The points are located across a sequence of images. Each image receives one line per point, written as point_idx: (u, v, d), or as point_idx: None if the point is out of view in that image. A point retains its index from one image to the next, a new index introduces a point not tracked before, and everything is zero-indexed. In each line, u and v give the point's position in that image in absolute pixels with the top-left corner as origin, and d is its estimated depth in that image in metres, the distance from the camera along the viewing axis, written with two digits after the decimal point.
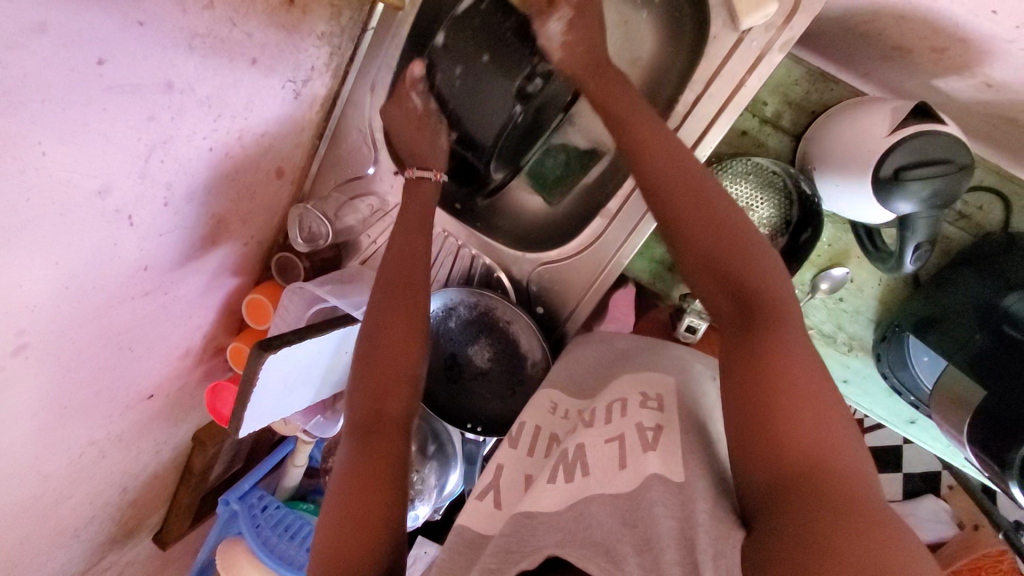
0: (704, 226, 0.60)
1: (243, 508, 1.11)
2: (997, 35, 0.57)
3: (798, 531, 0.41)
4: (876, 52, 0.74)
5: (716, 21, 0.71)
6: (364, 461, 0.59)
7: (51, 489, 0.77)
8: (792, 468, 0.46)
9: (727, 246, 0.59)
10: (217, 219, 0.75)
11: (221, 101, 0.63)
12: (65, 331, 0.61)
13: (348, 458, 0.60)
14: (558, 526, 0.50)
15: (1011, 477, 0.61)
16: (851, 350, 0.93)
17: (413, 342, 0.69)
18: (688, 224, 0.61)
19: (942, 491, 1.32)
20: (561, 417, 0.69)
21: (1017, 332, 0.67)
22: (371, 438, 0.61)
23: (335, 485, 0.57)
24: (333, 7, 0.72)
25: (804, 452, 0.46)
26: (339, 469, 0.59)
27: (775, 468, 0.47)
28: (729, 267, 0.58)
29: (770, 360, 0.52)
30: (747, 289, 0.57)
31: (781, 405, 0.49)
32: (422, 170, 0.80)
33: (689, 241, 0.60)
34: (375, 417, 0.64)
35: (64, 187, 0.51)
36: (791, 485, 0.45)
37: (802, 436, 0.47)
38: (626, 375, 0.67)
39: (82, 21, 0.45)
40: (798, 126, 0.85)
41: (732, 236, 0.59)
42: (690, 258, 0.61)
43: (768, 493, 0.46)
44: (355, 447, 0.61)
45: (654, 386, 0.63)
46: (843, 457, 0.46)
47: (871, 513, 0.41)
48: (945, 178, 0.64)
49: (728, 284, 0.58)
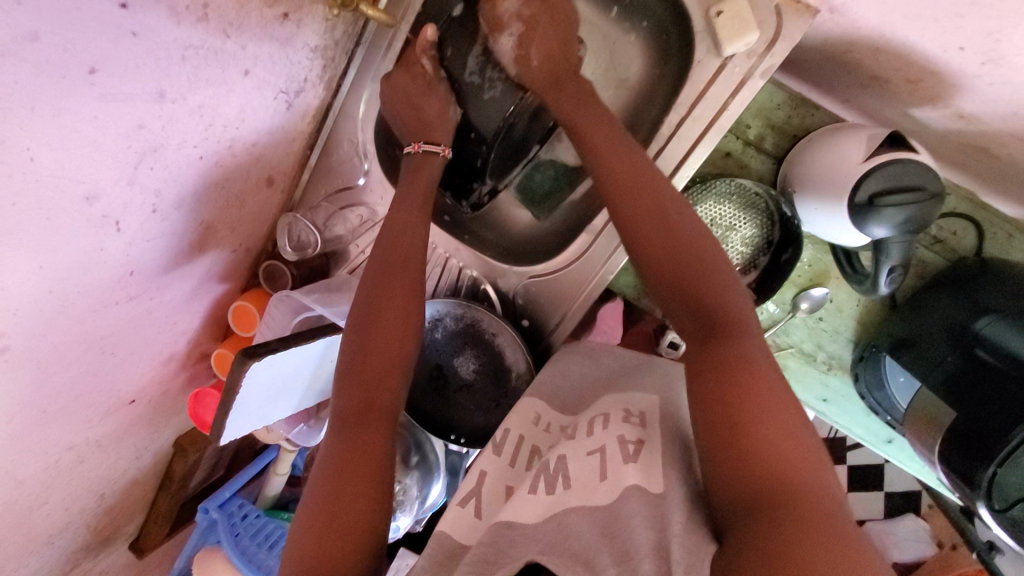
0: (667, 253, 0.62)
1: (222, 517, 1.10)
2: (967, 70, 0.60)
3: (772, 543, 0.42)
4: (854, 81, 0.77)
5: (700, 47, 0.73)
6: (351, 462, 0.58)
7: (27, 494, 0.76)
8: (763, 482, 0.46)
9: (699, 284, 0.60)
10: (206, 226, 0.75)
11: (213, 110, 0.64)
12: (47, 336, 0.61)
13: (334, 457, 0.59)
14: (537, 536, 0.51)
15: (979, 498, 0.63)
16: (830, 369, 0.95)
17: (405, 346, 0.69)
18: (661, 260, 0.62)
19: (921, 509, 1.33)
20: (545, 430, 0.70)
21: (988, 355, 0.69)
22: (357, 436, 0.61)
23: (320, 485, 0.57)
24: (327, 22, 0.73)
25: (778, 463, 0.47)
26: (324, 468, 0.58)
27: (749, 478, 0.47)
28: (705, 306, 0.59)
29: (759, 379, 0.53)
30: (710, 315, 0.58)
31: (758, 420, 0.49)
32: (430, 144, 0.80)
33: (652, 267, 0.62)
34: (362, 415, 0.63)
35: (52, 192, 0.51)
36: (764, 497, 0.46)
37: (782, 452, 0.48)
38: (611, 393, 0.67)
39: (75, 30, 0.45)
40: (780, 149, 0.88)
41: (695, 262, 0.61)
42: (667, 293, 0.61)
43: (742, 507, 0.47)
44: (341, 446, 0.60)
45: (638, 403, 0.64)
46: (808, 471, 0.47)
47: (837, 530, 0.42)
48: (917, 205, 0.66)
49: (696, 312, 0.59)
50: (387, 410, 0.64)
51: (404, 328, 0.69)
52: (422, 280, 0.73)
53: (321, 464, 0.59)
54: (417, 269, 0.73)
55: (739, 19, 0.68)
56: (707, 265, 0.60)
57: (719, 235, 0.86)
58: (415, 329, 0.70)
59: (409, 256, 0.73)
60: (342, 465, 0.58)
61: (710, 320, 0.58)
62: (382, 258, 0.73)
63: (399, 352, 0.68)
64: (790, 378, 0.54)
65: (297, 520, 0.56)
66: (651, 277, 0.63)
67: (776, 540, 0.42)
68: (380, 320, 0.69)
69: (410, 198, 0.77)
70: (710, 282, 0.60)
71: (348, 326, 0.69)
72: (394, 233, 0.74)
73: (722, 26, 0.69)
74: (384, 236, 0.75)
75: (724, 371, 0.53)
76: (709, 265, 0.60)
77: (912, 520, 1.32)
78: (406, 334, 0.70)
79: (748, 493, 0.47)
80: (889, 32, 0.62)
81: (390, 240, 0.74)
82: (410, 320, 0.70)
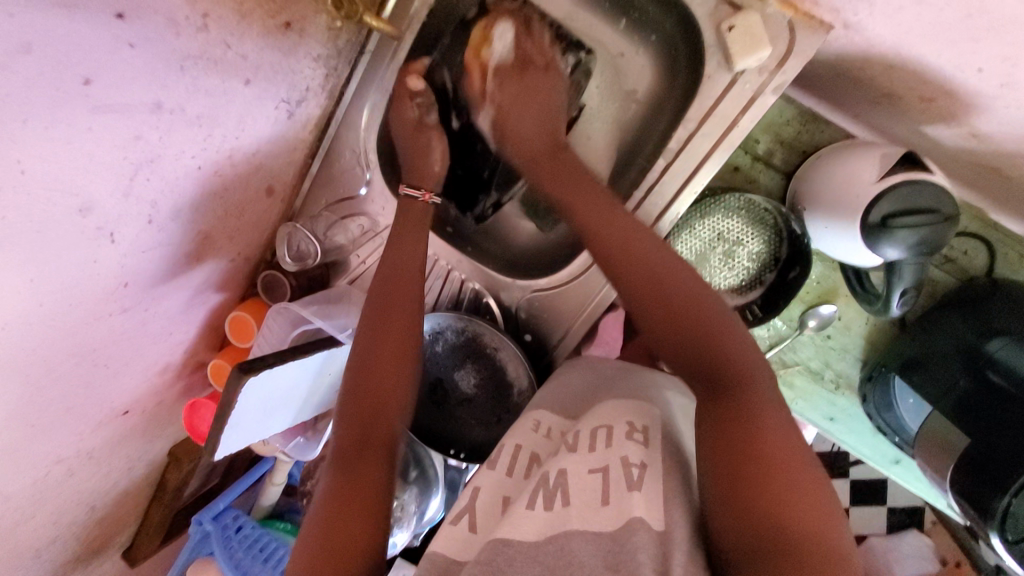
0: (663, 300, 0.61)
1: (217, 529, 1.08)
2: (984, 91, 0.58)
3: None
4: (865, 98, 0.76)
5: (711, 62, 0.72)
6: (349, 489, 0.56)
7: (15, 507, 0.74)
8: (760, 525, 0.46)
9: (687, 324, 0.60)
10: (204, 236, 0.74)
11: (212, 120, 0.62)
12: (36, 350, 0.59)
13: (334, 485, 0.57)
14: (537, 557, 0.49)
15: (992, 527, 0.61)
16: (838, 388, 0.93)
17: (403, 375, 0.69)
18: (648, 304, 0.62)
19: (925, 527, 1.36)
20: (545, 437, 0.69)
21: (998, 376, 0.68)
22: (357, 465, 0.59)
23: (318, 513, 0.55)
24: (332, 32, 0.72)
25: (779, 502, 0.47)
26: (323, 497, 0.56)
27: (748, 519, 0.47)
28: (696, 348, 0.59)
29: (733, 415, 0.54)
30: (709, 364, 0.59)
31: (774, 473, 0.49)
32: (412, 189, 0.80)
33: (638, 310, 0.63)
34: (361, 445, 0.61)
35: (46, 206, 0.50)
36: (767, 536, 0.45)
37: (773, 491, 0.47)
38: (610, 405, 0.67)
39: (71, 43, 0.44)
40: (789, 164, 0.86)
41: (692, 314, 0.60)
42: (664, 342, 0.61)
43: (742, 550, 0.46)
44: (341, 475, 0.58)
45: (643, 418, 0.64)
46: (813, 504, 0.47)
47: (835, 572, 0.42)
48: (931, 227, 0.65)
49: (693, 361, 0.60)
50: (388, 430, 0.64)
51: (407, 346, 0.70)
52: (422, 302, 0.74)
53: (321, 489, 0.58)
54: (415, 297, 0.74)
55: (751, 34, 0.67)
56: (699, 304, 0.61)
57: (726, 249, 0.85)
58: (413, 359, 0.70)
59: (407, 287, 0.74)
60: (345, 485, 0.57)
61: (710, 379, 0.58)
62: (386, 279, 0.74)
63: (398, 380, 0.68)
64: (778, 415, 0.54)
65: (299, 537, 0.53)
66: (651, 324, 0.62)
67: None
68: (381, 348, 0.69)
69: None
70: (700, 317, 0.60)
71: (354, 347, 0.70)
72: (399, 259, 0.76)
73: (732, 42, 0.68)
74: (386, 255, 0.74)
75: (728, 440, 0.53)
76: (686, 287, 0.61)
77: (914, 535, 1.34)
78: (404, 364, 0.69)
79: (745, 531, 0.46)
80: (905, 51, 0.60)
81: (397, 259, 0.76)
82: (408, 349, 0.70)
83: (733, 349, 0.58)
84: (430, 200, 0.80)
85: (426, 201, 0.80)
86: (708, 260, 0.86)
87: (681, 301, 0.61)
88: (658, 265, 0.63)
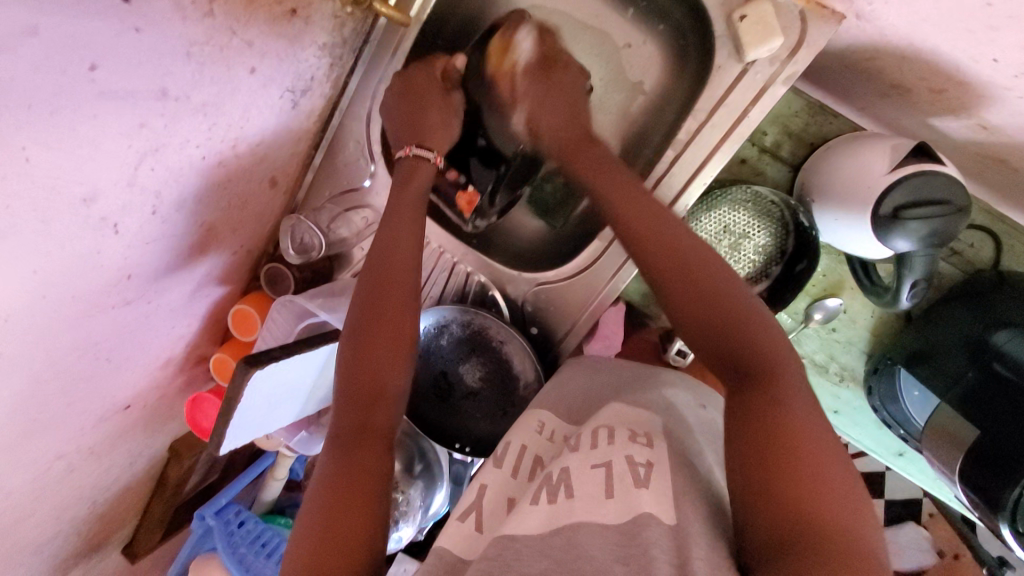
0: (680, 276, 0.60)
1: (218, 524, 1.07)
2: (997, 82, 0.58)
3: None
4: (875, 89, 0.76)
5: (722, 52, 0.71)
6: (346, 477, 0.55)
7: (16, 502, 0.73)
8: (786, 518, 0.45)
9: (701, 296, 0.59)
10: (207, 227, 0.73)
11: (217, 109, 0.61)
12: (38, 344, 0.58)
13: (331, 473, 0.56)
14: (545, 551, 0.49)
15: (1003, 518, 0.60)
16: (842, 380, 0.93)
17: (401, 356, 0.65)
18: (666, 278, 0.61)
19: (922, 519, 1.36)
20: (550, 440, 0.69)
21: (1007, 370, 0.67)
22: (355, 454, 0.57)
23: (315, 502, 0.54)
24: (337, 20, 0.71)
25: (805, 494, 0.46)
26: (319, 484, 0.55)
27: (775, 513, 0.46)
28: (709, 319, 0.58)
29: (758, 402, 0.53)
30: (725, 338, 0.57)
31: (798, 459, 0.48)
32: (422, 148, 0.75)
33: (652, 278, 0.62)
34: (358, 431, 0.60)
35: (50, 196, 0.49)
36: (788, 529, 0.45)
37: (800, 484, 0.46)
38: (611, 407, 0.67)
39: (76, 26, 0.42)
40: (797, 157, 0.86)
41: (705, 287, 0.59)
42: (679, 314, 0.60)
43: (767, 546, 0.45)
44: (339, 462, 0.57)
45: (645, 426, 0.63)
46: (840, 496, 0.46)
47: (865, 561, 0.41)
48: (942, 218, 0.64)
49: (708, 334, 0.58)
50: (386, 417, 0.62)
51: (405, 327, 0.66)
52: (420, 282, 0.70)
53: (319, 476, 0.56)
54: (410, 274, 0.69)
55: (762, 24, 0.66)
56: (714, 280, 0.59)
57: (732, 242, 0.85)
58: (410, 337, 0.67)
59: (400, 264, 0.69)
60: (342, 472, 0.55)
61: (731, 356, 0.57)
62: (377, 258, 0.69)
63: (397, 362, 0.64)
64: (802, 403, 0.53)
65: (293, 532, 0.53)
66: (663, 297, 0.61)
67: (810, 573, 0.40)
68: (376, 328, 0.65)
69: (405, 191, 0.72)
70: (714, 289, 0.59)
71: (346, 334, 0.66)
72: (394, 234, 0.70)
73: (743, 32, 0.67)
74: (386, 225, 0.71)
75: (755, 420, 0.52)
76: (697, 258, 0.61)
77: (912, 528, 1.35)
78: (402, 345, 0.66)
79: (775, 527, 0.45)
80: (919, 41, 0.60)
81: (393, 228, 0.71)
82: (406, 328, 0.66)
83: (749, 322, 0.57)
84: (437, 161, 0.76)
85: (433, 162, 0.75)
86: (714, 253, 0.85)
87: (697, 275, 0.60)
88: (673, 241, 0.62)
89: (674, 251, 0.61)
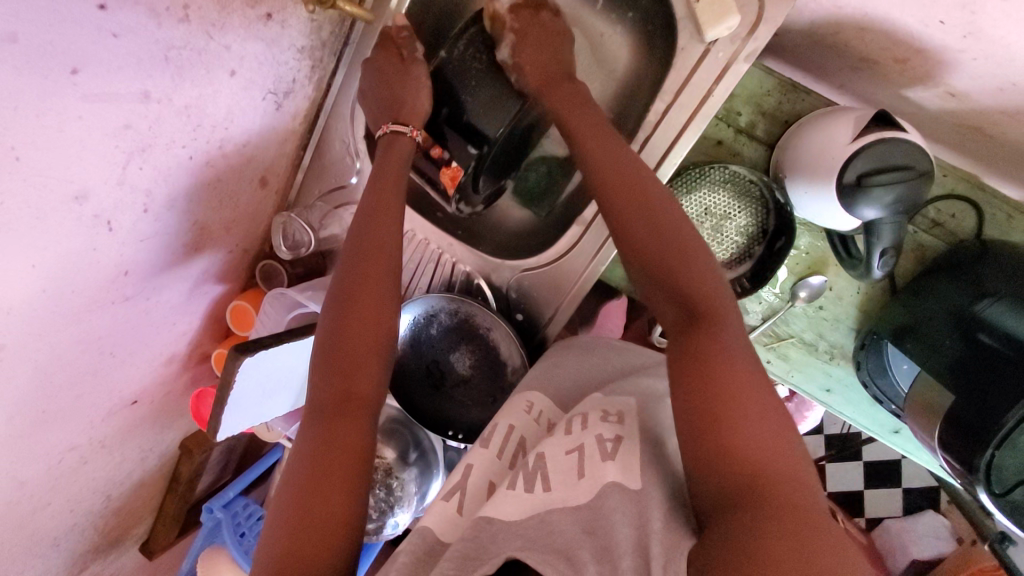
0: (626, 198, 0.64)
1: (227, 516, 1.10)
2: (950, 45, 0.59)
3: (754, 533, 0.42)
4: (846, 63, 0.76)
5: (683, 35, 0.73)
6: (325, 454, 0.56)
7: (30, 493, 0.78)
8: (740, 476, 0.46)
9: (664, 239, 0.61)
10: (199, 226, 0.77)
11: (200, 111, 0.65)
12: (42, 337, 0.63)
13: (309, 450, 0.57)
14: (517, 530, 0.51)
15: (979, 481, 0.62)
16: (833, 358, 0.93)
17: (382, 330, 0.66)
18: (631, 218, 0.63)
19: (941, 506, 1.35)
20: (536, 421, 0.70)
21: (991, 339, 0.66)
22: (334, 428, 0.59)
23: (294, 478, 0.55)
24: (313, 23, 0.74)
25: (755, 451, 0.47)
26: (298, 460, 0.57)
27: (720, 468, 0.47)
28: (667, 264, 0.60)
29: (706, 343, 0.54)
30: (684, 289, 0.59)
31: (736, 408, 0.49)
32: (399, 124, 0.76)
33: (619, 214, 0.64)
34: (338, 406, 0.61)
35: (43, 193, 0.53)
36: (734, 491, 0.46)
37: (752, 439, 0.47)
38: (598, 394, 0.67)
39: (55, 32, 0.46)
40: (772, 135, 0.86)
41: (672, 234, 0.61)
42: (638, 251, 0.62)
43: (718, 500, 0.47)
44: (318, 437, 0.58)
45: (615, 405, 0.64)
46: (787, 460, 0.47)
47: (810, 516, 0.43)
48: (904, 184, 0.66)
49: (662, 281, 0.60)
50: (369, 396, 0.63)
51: (383, 306, 0.67)
52: (400, 262, 0.71)
53: (298, 452, 0.58)
54: (393, 254, 0.70)
55: (718, 4, 0.68)
56: (688, 245, 0.60)
57: (714, 224, 0.86)
58: (392, 313, 0.67)
59: (382, 246, 0.69)
60: (322, 449, 0.57)
61: (680, 297, 0.59)
62: (355, 241, 0.70)
63: (379, 337, 0.65)
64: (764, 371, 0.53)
65: (270, 515, 0.54)
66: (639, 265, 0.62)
67: (745, 541, 0.42)
68: (356, 306, 0.65)
69: (386, 170, 0.74)
70: (681, 241, 0.60)
71: (323, 317, 0.66)
72: (374, 209, 0.71)
73: (701, 12, 0.69)
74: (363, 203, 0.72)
75: (695, 360, 0.53)
76: (661, 208, 0.63)
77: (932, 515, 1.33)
78: (383, 318, 0.66)
79: (722, 483, 0.47)
80: (871, 9, 0.62)
81: (371, 211, 0.71)
82: (386, 304, 0.67)
83: (706, 277, 0.59)
84: (415, 135, 0.77)
85: (411, 137, 0.77)
86: None
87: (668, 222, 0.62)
88: (641, 187, 0.64)
89: (641, 196, 0.64)
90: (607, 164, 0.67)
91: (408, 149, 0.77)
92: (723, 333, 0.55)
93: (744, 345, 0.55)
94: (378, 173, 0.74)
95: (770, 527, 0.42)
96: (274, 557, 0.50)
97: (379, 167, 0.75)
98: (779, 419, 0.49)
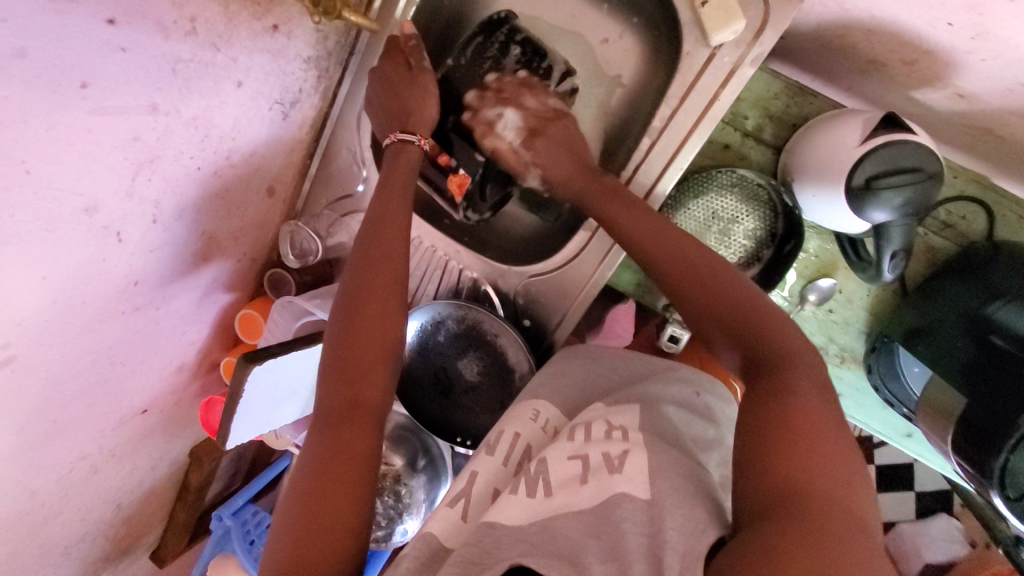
0: (667, 254, 0.65)
1: (237, 524, 1.11)
2: (958, 47, 0.59)
3: (785, 538, 0.41)
4: (853, 66, 0.76)
5: (688, 39, 0.73)
6: (330, 462, 0.56)
7: (42, 503, 0.78)
8: (788, 488, 0.46)
9: (714, 293, 0.60)
10: (208, 236, 0.77)
11: (208, 122, 0.65)
12: (52, 348, 0.63)
13: (314, 458, 0.57)
14: (522, 536, 0.50)
15: (993, 487, 0.60)
16: (843, 362, 0.92)
17: (387, 339, 0.66)
18: (672, 273, 0.64)
19: (955, 510, 1.34)
20: (541, 429, 0.69)
21: (1004, 340, 0.66)
22: (338, 437, 0.59)
23: (300, 487, 0.55)
24: (319, 33, 0.75)
25: (799, 467, 0.46)
26: (303, 469, 0.57)
27: (771, 484, 0.47)
28: (726, 320, 0.59)
29: (770, 388, 0.53)
30: (750, 345, 0.57)
31: (791, 436, 0.49)
32: (406, 133, 0.76)
33: (665, 276, 0.65)
34: (344, 416, 0.60)
35: (53, 205, 0.53)
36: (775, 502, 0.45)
37: (808, 461, 0.47)
38: (602, 403, 0.66)
39: (64, 46, 0.47)
40: (780, 139, 0.86)
41: (720, 287, 0.61)
42: (695, 313, 0.62)
43: (758, 510, 0.46)
44: (323, 446, 0.58)
45: (622, 416, 0.62)
46: (840, 481, 0.46)
47: (850, 532, 0.42)
48: (915, 186, 0.65)
49: (731, 338, 0.59)
50: (374, 403, 0.62)
51: (390, 317, 0.67)
52: (405, 270, 0.70)
53: (303, 460, 0.58)
54: (399, 262, 0.70)
55: (724, 9, 0.68)
56: (742, 297, 0.59)
57: (722, 227, 0.85)
58: (398, 321, 0.67)
59: (388, 255, 0.70)
60: (326, 457, 0.57)
61: (751, 355, 0.57)
62: (361, 250, 0.70)
63: (386, 346, 0.65)
64: (788, 382, 0.53)
65: (276, 522, 0.54)
66: (687, 313, 0.63)
67: (771, 545, 0.41)
68: (362, 315, 0.66)
69: (392, 178, 0.75)
70: (730, 292, 0.60)
71: (331, 328, 0.67)
72: (379, 220, 0.72)
73: (706, 17, 0.69)
74: (370, 213, 0.73)
75: (764, 411, 0.52)
76: (704, 259, 0.63)
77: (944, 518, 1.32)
78: (389, 327, 0.66)
79: (769, 496, 0.46)
80: (878, 12, 0.61)
81: (378, 221, 0.72)
82: (390, 312, 0.67)
83: (769, 326, 0.57)
84: (423, 144, 0.77)
85: (418, 145, 0.77)
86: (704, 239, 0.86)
87: (706, 273, 0.62)
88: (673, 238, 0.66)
89: (673, 247, 0.65)
90: (637, 223, 0.69)
91: (416, 157, 0.77)
92: (786, 375, 0.53)
93: (808, 378, 0.53)
94: (386, 182, 0.75)
95: (809, 537, 0.41)
96: (276, 565, 0.49)
97: (387, 174, 0.75)
98: (825, 440, 0.48)
